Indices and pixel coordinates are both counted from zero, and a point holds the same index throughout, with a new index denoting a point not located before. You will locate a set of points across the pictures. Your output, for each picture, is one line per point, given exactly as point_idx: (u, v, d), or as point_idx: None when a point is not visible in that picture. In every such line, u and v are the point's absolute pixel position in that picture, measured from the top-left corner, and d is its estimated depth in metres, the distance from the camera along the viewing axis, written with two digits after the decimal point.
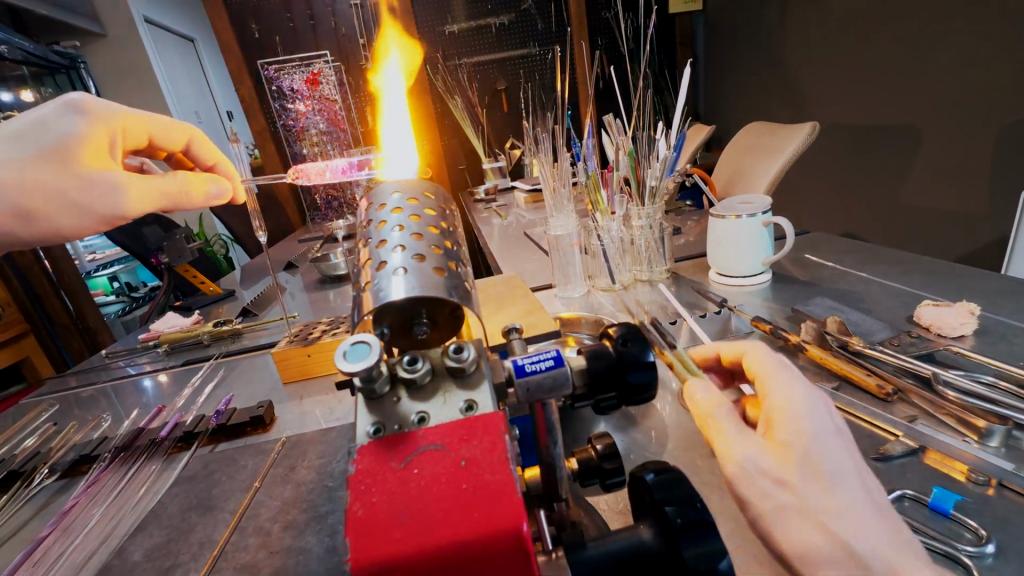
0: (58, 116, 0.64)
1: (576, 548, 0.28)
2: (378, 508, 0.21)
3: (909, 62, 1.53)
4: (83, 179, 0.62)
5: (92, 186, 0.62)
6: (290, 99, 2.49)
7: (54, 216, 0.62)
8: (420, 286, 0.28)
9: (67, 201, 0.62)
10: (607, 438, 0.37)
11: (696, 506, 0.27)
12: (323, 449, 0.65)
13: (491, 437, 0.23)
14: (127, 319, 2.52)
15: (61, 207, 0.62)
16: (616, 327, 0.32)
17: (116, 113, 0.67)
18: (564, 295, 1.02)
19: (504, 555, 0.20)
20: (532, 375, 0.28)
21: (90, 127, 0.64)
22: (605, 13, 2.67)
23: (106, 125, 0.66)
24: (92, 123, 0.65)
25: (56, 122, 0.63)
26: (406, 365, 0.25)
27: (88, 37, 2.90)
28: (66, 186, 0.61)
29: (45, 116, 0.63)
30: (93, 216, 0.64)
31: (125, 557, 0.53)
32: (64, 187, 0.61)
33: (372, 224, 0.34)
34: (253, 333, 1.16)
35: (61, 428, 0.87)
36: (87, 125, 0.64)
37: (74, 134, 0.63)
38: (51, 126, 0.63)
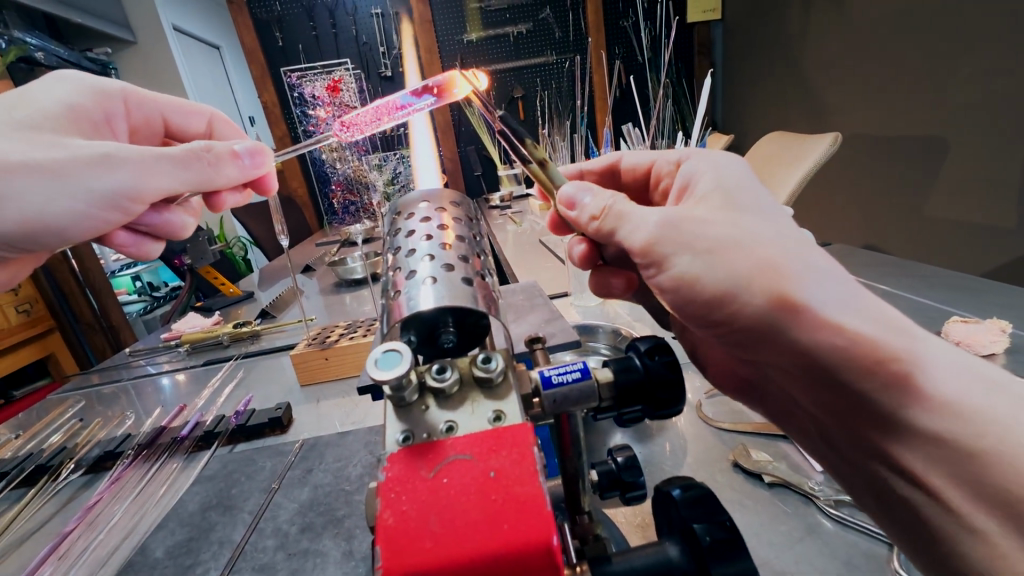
0: (59, 88, 0.68)
1: (602, 561, 0.27)
2: (409, 517, 0.21)
3: (934, 72, 1.50)
4: (75, 151, 0.60)
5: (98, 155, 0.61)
6: (312, 105, 2.65)
7: (59, 200, 0.61)
8: (449, 295, 0.28)
9: (63, 177, 0.60)
10: (628, 450, 0.37)
11: (724, 523, 0.27)
12: (340, 452, 0.66)
13: (520, 448, 0.23)
14: (148, 318, 2.58)
15: (68, 188, 0.60)
16: (643, 340, 0.32)
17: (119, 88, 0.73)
18: (581, 303, 1.02)
19: (534, 568, 0.20)
20: (559, 386, 0.28)
21: (93, 98, 0.70)
22: (623, 22, 2.67)
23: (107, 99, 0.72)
24: (94, 95, 0.70)
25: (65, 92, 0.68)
26: (435, 374, 0.25)
27: (119, 44, 3.00)
28: (56, 159, 0.59)
29: (52, 88, 0.67)
30: (99, 195, 0.62)
31: (148, 554, 0.54)
32: (57, 161, 0.59)
33: (400, 233, 0.34)
34: (271, 335, 1.18)
35: (87, 424, 0.89)
36: (89, 97, 0.69)
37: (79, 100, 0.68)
38: (50, 96, 0.66)
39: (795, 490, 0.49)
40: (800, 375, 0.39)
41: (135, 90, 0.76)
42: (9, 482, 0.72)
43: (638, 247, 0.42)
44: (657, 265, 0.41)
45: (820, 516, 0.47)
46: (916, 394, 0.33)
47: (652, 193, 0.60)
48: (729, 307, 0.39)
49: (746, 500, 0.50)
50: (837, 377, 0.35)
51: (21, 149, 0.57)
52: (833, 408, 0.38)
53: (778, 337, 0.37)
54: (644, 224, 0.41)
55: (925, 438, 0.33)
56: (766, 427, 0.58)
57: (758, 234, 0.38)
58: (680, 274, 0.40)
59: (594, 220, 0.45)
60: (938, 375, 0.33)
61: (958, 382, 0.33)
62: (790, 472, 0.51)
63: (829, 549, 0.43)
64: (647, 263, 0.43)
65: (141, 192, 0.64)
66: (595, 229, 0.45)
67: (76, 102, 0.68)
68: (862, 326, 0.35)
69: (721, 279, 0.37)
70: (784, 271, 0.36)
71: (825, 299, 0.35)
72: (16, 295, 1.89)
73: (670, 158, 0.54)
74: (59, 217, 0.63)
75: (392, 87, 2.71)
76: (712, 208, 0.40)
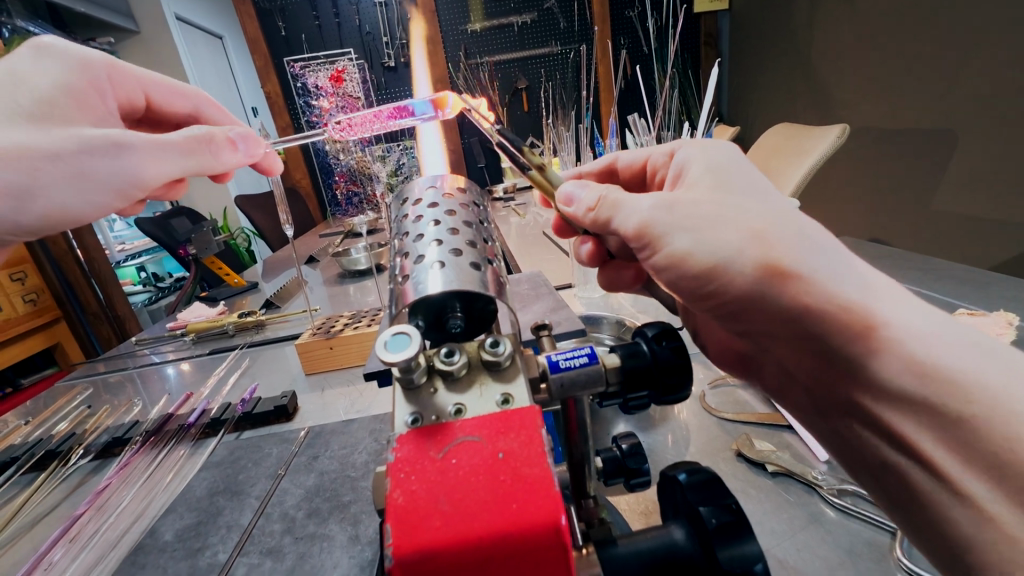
0: (41, 64, 0.65)
1: (606, 545, 0.28)
2: (418, 495, 0.21)
3: (945, 63, 1.48)
4: (82, 141, 0.60)
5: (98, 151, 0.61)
6: (315, 96, 2.64)
7: (60, 193, 0.60)
8: (456, 280, 0.28)
9: (74, 169, 0.60)
10: (633, 437, 0.37)
11: (731, 507, 0.27)
12: (345, 440, 0.66)
13: (528, 431, 0.23)
14: (153, 308, 2.60)
15: (71, 180, 0.60)
16: (649, 327, 0.32)
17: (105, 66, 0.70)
18: (585, 295, 1.03)
19: (541, 549, 0.20)
20: (566, 371, 0.28)
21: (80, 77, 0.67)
22: (629, 12, 2.64)
23: (92, 74, 0.68)
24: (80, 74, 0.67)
25: (41, 70, 0.64)
26: (444, 358, 0.25)
27: (122, 34, 2.99)
28: (66, 149, 0.60)
29: (34, 65, 0.64)
30: (107, 188, 0.63)
31: (157, 537, 0.55)
32: (70, 154, 0.60)
33: (407, 219, 0.34)
34: (275, 325, 1.19)
35: (94, 411, 0.90)
36: (74, 73, 0.66)
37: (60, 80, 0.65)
38: (32, 73, 0.63)
39: (799, 479, 0.50)
40: (798, 346, 0.39)
41: (119, 64, 0.73)
42: (20, 467, 0.73)
43: (632, 232, 0.42)
44: (652, 247, 0.41)
45: (823, 505, 0.47)
46: (907, 359, 0.33)
47: (650, 187, 0.59)
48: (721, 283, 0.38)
49: (749, 489, 0.50)
50: (827, 344, 0.36)
51: (33, 139, 0.58)
52: (824, 375, 0.39)
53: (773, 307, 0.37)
54: (635, 208, 0.41)
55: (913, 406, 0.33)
56: (771, 417, 0.59)
57: (747, 208, 0.38)
58: (674, 253, 0.40)
59: (591, 212, 0.45)
60: (932, 341, 0.33)
61: (954, 348, 0.33)
62: (794, 462, 0.51)
63: (831, 538, 0.43)
64: (644, 248, 0.42)
65: (147, 180, 0.64)
66: (590, 220, 0.45)
67: (65, 79, 0.65)
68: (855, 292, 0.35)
69: (711, 252, 0.38)
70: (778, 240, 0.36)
71: (817, 267, 0.35)
72: (23, 284, 1.90)
73: (664, 149, 0.54)
74: (73, 210, 0.63)
75: (395, 77, 2.69)
76: (705, 189, 0.41)
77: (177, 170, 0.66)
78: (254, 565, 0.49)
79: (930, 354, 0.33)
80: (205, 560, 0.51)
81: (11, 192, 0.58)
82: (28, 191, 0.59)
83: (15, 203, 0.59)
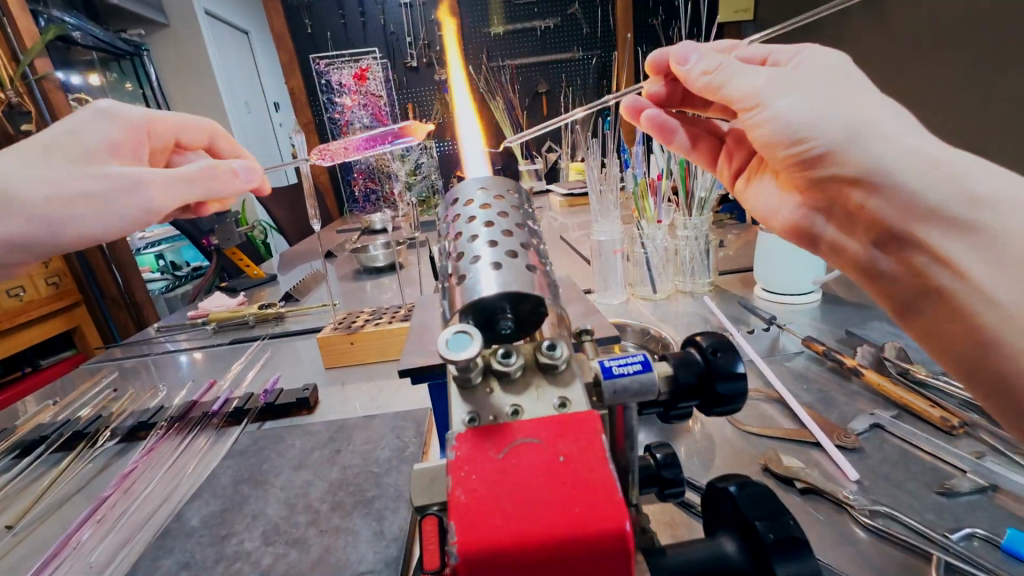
0: (93, 124, 0.66)
1: (654, 554, 0.27)
2: (479, 494, 0.22)
3: None
4: (110, 181, 0.63)
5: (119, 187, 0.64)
6: (338, 93, 2.60)
7: (113, 211, 0.64)
8: (512, 282, 0.28)
9: (98, 205, 0.63)
10: (667, 447, 0.36)
11: (787, 523, 0.26)
12: (368, 436, 0.67)
13: (588, 435, 0.23)
14: (170, 297, 2.64)
15: (108, 211, 0.64)
16: (703, 337, 0.32)
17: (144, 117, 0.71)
18: (604, 300, 1.08)
19: (607, 553, 0.20)
20: (619, 378, 0.27)
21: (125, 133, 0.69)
22: (652, 20, 2.65)
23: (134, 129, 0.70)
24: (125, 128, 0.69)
25: (80, 129, 0.65)
26: (500, 358, 0.26)
27: (152, 26, 3.05)
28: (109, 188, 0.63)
29: (71, 123, 0.65)
30: (134, 212, 0.65)
31: (184, 522, 0.56)
32: (95, 192, 0.62)
33: (459, 219, 0.35)
34: (296, 317, 1.21)
35: (119, 396, 0.92)
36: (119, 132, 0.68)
37: (102, 138, 0.66)
38: (82, 134, 0.65)
39: (828, 497, 0.50)
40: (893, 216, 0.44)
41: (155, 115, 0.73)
42: (49, 446, 0.74)
43: (742, 97, 0.53)
44: (759, 108, 0.51)
45: (854, 525, 0.47)
46: (955, 232, 0.40)
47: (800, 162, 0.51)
48: (812, 141, 0.48)
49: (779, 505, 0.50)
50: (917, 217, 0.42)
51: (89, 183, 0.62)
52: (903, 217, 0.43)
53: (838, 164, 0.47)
54: (746, 78, 0.52)
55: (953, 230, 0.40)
56: (798, 434, 0.59)
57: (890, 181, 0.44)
58: (775, 113, 0.50)
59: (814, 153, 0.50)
60: (977, 246, 0.38)
61: (986, 256, 0.38)
62: (824, 481, 0.51)
63: (864, 559, 0.43)
64: (752, 114, 0.53)
65: (158, 211, 0.67)
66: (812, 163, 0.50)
67: (114, 137, 0.67)
68: (920, 147, 0.42)
69: (795, 125, 0.49)
70: (859, 102, 0.46)
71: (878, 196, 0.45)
72: (46, 267, 1.94)
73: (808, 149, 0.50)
74: (103, 236, 0.65)
75: (417, 78, 2.72)
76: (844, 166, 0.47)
77: (185, 199, 0.69)
78: (280, 555, 0.49)
79: (984, 218, 0.38)
80: (232, 547, 0.51)
81: (45, 220, 0.61)
82: (63, 219, 0.61)
83: (48, 231, 0.61)
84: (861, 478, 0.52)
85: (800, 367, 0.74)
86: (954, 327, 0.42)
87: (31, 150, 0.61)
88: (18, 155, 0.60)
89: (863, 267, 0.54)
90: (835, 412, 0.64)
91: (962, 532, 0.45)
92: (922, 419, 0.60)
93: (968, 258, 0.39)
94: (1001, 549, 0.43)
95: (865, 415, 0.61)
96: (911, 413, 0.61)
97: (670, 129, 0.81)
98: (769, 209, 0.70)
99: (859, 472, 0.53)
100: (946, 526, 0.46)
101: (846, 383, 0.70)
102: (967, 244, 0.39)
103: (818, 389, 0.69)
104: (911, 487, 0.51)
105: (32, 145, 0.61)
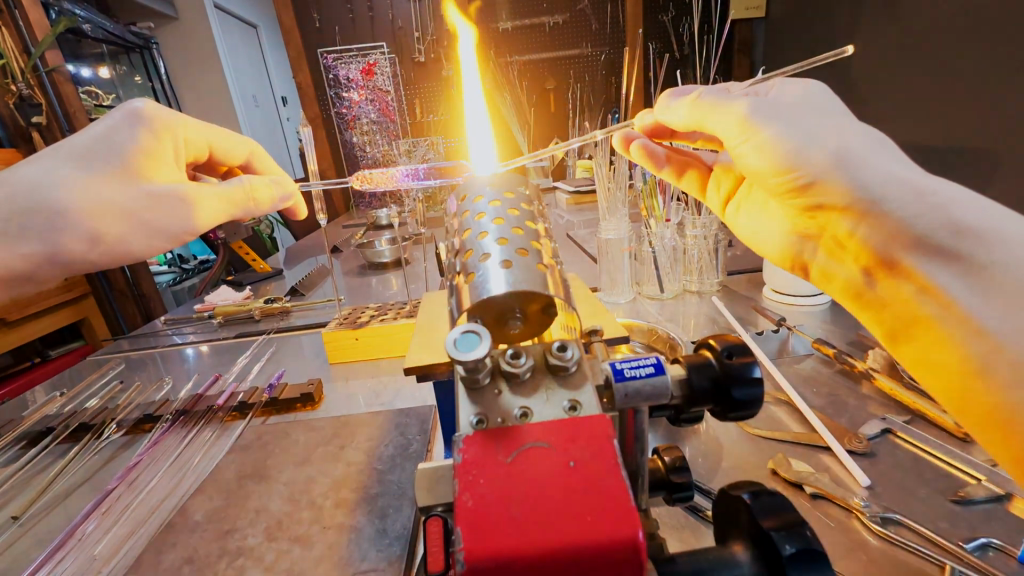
0: (129, 129, 0.63)
1: (666, 561, 0.26)
2: (486, 500, 0.21)
3: (991, 81, 1.42)
4: (151, 197, 0.62)
5: (160, 203, 0.63)
6: (346, 88, 2.50)
7: (128, 239, 0.62)
8: (521, 280, 0.28)
9: (139, 222, 0.62)
10: (677, 450, 0.36)
11: (803, 533, 0.25)
12: (372, 432, 0.67)
13: (599, 441, 0.22)
14: (177, 289, 2.66)
15: (136, 230, 0.62)
16: (719, 340, 0.31)
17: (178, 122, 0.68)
18: (611, 299, 1.07)
19: (618, 565, 0.20)
20: (631, 380, 0.26)
21: (161, 141, 0.66)
22: (662, 17, 2.63)
23: (169, 134, 0.67)
24: (162, 137, 0.66)
25: (116, 135, 0.62)
26: (509, 358, 0.25)
27: (161, 19, 3.06)
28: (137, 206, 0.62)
29: (105, 128, 0.62)
30: (167, 236, 0.65)
31: (187, 516, 0.56)
32: (136, 209, 0.62)
33: (468, 215, 0.34)
34: (301, 312, 1.20)
35: (125, 388, 0.92)
36: (155, 139, 0.65)
37: (135, 147, 0.63)
38: (118, 141, 0.62)
39: (838, 503, 0.49)
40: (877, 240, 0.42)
41: (189, 121, 0.71)
42: (55, 437, 0.74)
43: (726, 121, 0.48)
44: (743, 133, 0.47)
45: (865, 531, 0.46)
46: (947, 259, 0.38)
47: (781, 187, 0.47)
48: (801, 170, 0.45)
49: None
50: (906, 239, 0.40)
51: (118, 195, 0.60)
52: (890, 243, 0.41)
53: (826, 192, 0.44)
54: (726, 101, 0.48)
55: (943, 257, 0.38)
56: (809, 438, 0.58)
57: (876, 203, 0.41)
58: (761, 142, 0.46)
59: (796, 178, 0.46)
60: (967, 274, 0.37)
61: (977, 285, 0.36)
62: (834, 486, 0.51)
63: (875, 567, 0.42)
64: (738, 140, 0.48)
65: (195, 229, 0.67)
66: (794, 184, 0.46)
67: (148, 145, 0.64)
68: (905, 175, 0.41)
69: (782, 155, 0.45)
70: (841, 129, 0.44)
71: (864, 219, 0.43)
72: None
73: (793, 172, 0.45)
74: (140, 252, 0.65)
75: (425, 73, 2.71)
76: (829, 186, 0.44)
77: (220, 221, 0.70)
78: (283, 551, 0.49)
79: (970, 247, 0.37)
80: (235, 542, 0.51)
81: (88, 236, 0.59)
82: (105, 236, 0.61)
83: (90, 247, 0.60)
84: (872, 484, 0.52)
85: (809, 370, 0.73)
86: (942, 358, 0.39)
87: (69, 159, 0.59)
88: (54, 165, 0.58)
89: (853, 294, 0.51)
90: (845, 416, 0.63)
91: (978, 542, 0.44)
92: (935, 425, 0.59)
93: (955, 286, 0.37)
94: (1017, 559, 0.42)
95: (876, 420, 0.60)
96: (924, 419, 0.60)
97: (658, 156, 0.78)
98: (760, 237, 0.66)
99: (871, 478, 0.52)
100: (961, 535, 0.45)
101: (856, 387, 0.69)
102: (958, 272, 0.37)
103: (827, 392, 0.68)
104: (924, 494, 0.50)
105: (67, 153, 0.59)
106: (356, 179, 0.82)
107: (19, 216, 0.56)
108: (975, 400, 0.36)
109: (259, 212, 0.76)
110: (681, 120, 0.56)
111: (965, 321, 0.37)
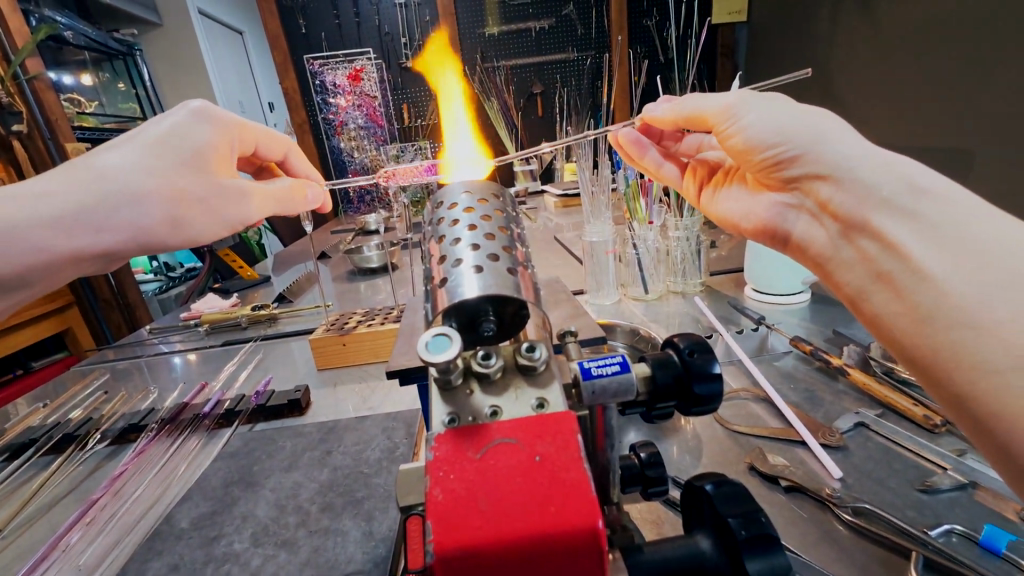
0: (196, 124, 0.61)
1: (633, 551, 0.27)
2: (456, 494, 0.22)
3: (963, 84, 1.47)
4: (221, 190, 0.61)
5: (227, 193, 0.62)
6: (333, 93, 2.53)
7: (198, 227, 0.60)
8: (493, 284, 0.29)
9: (208, 210, 0.61)
10: (652, 446, 0.36)
11: (759, 520, 0.26)
12: (360, 436, 0.67)
13: (564, 435, 0.24)
14: (163, 298, 2.64)
15: (205, 216, 0.60)
16: (681, 338, 0.32)
17: (239, 121, 0.67)
18: (597, 301, 1.08)
19: (581, 553, 0.21)
20: (598, 379, 0.28)
21: (225, 136, 0.64)
22: (646, 21, 2.67)
23: (232, 134, 0.65)
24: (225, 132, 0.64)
25: (183, 129, 0.60)
26: (480, 360, 0.26)
27: (145, 25, 3.04)
28: (206, 194, 0.60)
29: (173, 122, 0.59)
30: (227, 225, 0.64)
31: (173, 523, 0.56)
32: (208, 198, 0.60)
33: (442, 223, 0.35)
34: (288, 318, 1.20)
35: (110, 397, 0.92)
36: (222, 136, 0.63)
37: (203, 141, 0.61)
38: (188, 135, 0.60)
39: (811, 495, 0.50)
40: (848, 205, 0.43)
41: (247, 123, 0.69)
42: (38, 449, 0.74)
43: (716, 112, 0.55)
44: (731, 119, 0.53)
45: (837, 520, 0.48)
46: (909, 220, 0.38)
47: (761, 157, 0.51)
48: (782, 145, 0.48)
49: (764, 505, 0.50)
50: (872, 200, 0.41)
51: (189, 184, 0.58)
52: (860, 207, 0.41)
53: (805, 164, 0.46)
54: (717, 96, 0.55)
55: (909, 217, 0.38)
56: (785, 433, 0.59)
57: (852, 168, 0.43)
58: (745, 125, 0.51)
59: (775, 148, 0.49)
60: (924, 231, 0.37)
61: (929, 239, 0.37)
62: (808, 479, 0.52)
63: (845, 555, 0.44)
64: (726, 127, 0.54)
65: (249, 221, 0.66)
66: (772, 156, 0.49)
67: (216, 141, 0.62)
68: (876, 151, 0.42)
69: (766, 132, 0.49)
70: (815, 112, 0.47)
71: (838, 182, 0.44)
72: None
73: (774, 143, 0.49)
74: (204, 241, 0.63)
75: (412, 78, 2.72)
76: (806, 155, 0.46)
77: (270, 214, 0.69)
78: (269, 556, 0.50)
79: (927, 207, 0.38)
80: (221, 548, 0.52)
81: (166, 219, 0.57)
82: (181, 222, 0.58)
83: (168, 232, 0.58)
84: (844, 476, 0.53)
85: (788, 367, 0.75)
86: (899, 317, 0.38)
87: (144, 147, 0.56)
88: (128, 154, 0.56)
89: (821, 266, 0.50)
90: (821, 411, 0.65)
91: (942, 529, 0.45)
92: (905, 417, 0.61)
93: (916, 243, 0.37)
94: (979, 545, 0.44)
95: (850, 414, 0.62)
96: (895, 411, 0.62)
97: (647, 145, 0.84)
98: (741, 216, 0.65)
99: (843, 471, 0.54)
100: (927, 523, 0.47)
101: (833, 383, 0.71)
102: (918, 231, 0.37)
103: (805, 387, 0.70)
104: (893, 484, 0.52)
105: (141, 141, 0.57)
106: (377, 173, 0.81)
107: (104, 202, 0.54)
108: (922, 346, 0.36)
109: (299, 207, 0.75)
110: (672, 120, 0.63)
111: (917, 271, 0.37)
